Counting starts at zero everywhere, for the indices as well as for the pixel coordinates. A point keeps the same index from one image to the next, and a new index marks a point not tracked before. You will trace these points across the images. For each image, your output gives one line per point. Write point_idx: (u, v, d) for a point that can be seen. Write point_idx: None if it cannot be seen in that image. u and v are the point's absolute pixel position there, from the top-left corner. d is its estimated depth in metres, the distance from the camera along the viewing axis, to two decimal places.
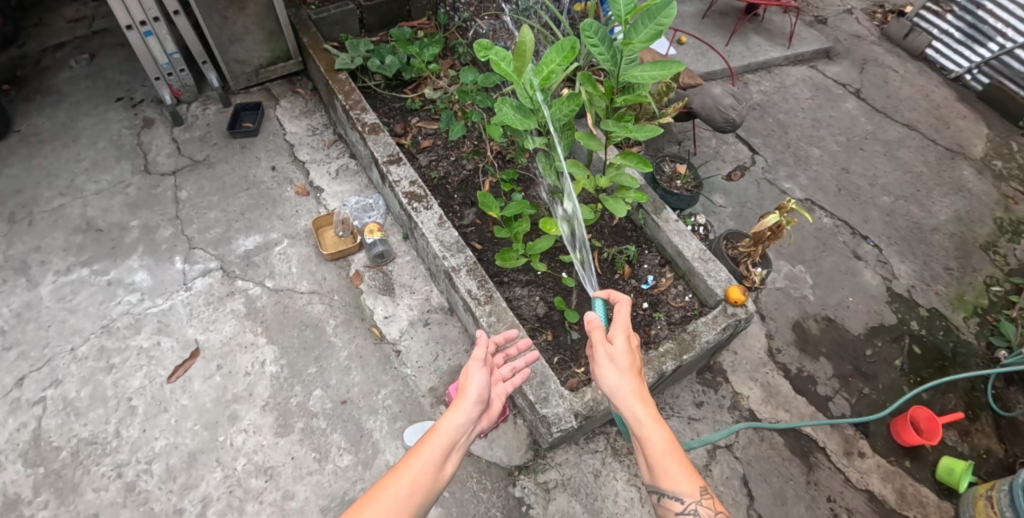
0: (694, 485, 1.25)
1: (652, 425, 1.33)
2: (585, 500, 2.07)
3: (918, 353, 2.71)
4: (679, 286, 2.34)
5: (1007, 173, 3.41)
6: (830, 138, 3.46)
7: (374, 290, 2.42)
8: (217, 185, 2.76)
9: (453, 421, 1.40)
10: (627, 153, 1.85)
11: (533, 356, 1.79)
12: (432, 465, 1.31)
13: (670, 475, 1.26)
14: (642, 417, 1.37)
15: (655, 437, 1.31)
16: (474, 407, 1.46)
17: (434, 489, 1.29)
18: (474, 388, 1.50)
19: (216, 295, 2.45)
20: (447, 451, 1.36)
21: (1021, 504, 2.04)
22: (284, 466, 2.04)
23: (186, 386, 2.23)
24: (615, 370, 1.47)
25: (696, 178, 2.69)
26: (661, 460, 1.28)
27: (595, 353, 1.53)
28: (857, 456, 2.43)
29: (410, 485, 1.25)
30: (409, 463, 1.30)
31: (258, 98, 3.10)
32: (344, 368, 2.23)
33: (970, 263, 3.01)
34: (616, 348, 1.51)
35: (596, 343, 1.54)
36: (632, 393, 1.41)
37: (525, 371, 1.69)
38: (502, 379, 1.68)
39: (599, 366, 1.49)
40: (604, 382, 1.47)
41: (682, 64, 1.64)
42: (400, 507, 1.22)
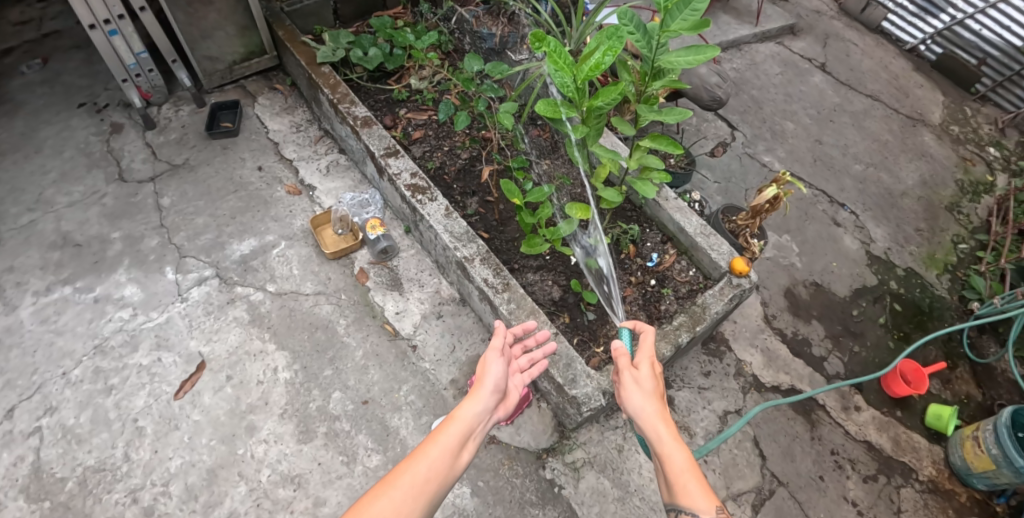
0: (711, 503, 1.26)
1: (671, 443, 1.39)
2: (612, 475, 2.14)
3: (898, 310, 2.89)
4: (683, 262, 2.39)
5: (963, 137, 3.65)
6: (802, 111, 3.60)
7: (382, 286, 2.36)
8: (201, 189, 2.63)
9: (470, 409, 1.44)
10: (656, 137, 1.92)
11: (549, 349, 1.82)
12: (449, 451, 1.33)
13: (686, 491, 1.29)
14: (663, 436, 1.43)
15: (675, 456, 1.36)
16: (490, 397, 1.50)
17: (450, 477, 1.31)
18: (491, 379, 1.55)
19: (215, 303, 2.36)
20: (464, 439, 1.39)
21: (1007, 442, 2.24)
22: (311, 473, 2.02)
23: (195, 401, 2.17)
24: (640, 393, 1.56)
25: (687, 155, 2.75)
26: (679, 476, 1.32)
27: (620, 376, 1.62)
28: (854, 410, 2.59)
29: (428, 470, 1.27)
30: (427, 449, 1.31)
31: (233, 96, 2.95)
32: (361, 368, 2.19)
33: (938, 224, 3.21)
34: (641, 374, 1.61)
35: (622, 368, 1.63)
36: (655, 415, 1.49)
37: (542, 362, 1.75)
38: (520, 372, 1.73)
39: (625, 388, 1.59)
40: (629, 404, 1.56)
41: (716, 49, 1.74)
42: (418, 492, 1.23)
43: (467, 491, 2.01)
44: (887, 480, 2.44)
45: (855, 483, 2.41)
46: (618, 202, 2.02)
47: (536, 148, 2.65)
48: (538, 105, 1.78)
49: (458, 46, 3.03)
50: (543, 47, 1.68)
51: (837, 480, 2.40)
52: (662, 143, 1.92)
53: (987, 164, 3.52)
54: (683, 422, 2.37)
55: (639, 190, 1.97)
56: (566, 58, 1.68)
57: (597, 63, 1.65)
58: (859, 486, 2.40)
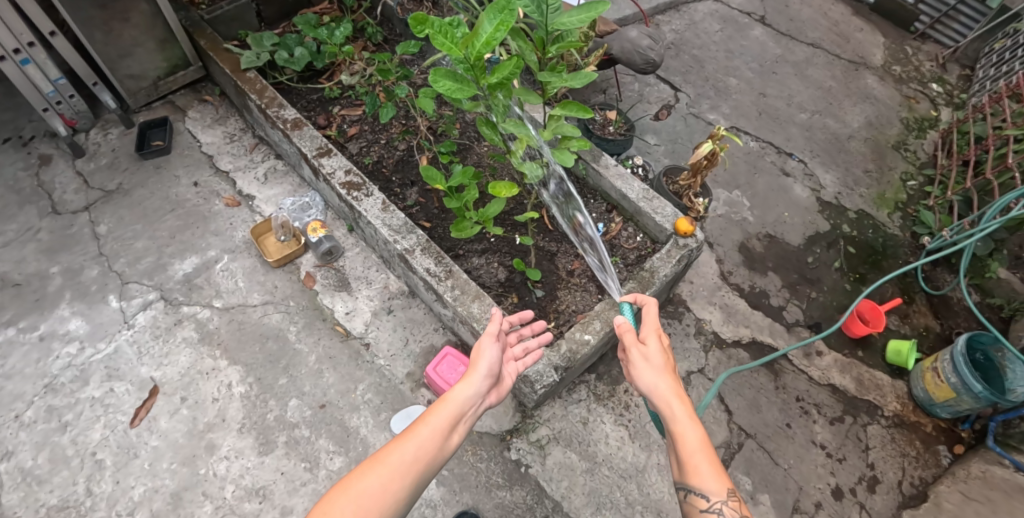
0: (722, 486, 1.31)
1: (685, 422, 1.42)
2: (579, 448, 2.14)
3: (853, 252, 2.93)
4: (629, 228, 2.40)
5: (905, 76, 3.66)
6: (744, 66, 3.59)
7: (329, 288, 2.33)
8: (137, 212, 2.56)
9: (463, 392, 1.45)
10: (566, 104, 1.89)
11: (545, 340, 1.83)
12: (438, 432, 1.35)
13: (698, 471, 1.33)
14: (678, 414, 1.45)
15: (688, 434, 1.39)
16: (485, 381, 1.52)
17: (439, 458, 1.32)
18: (485, 362, 1.56)
19: (162, 327, 2.31)
20: (454, 422, 1.40)
21: (964, 370, 2.29)
22: (275, 483, 2.01)
23: (153, 426, 2.14)
24: (652, 370, 1.57)
25: (627, 121, 2.72)
26: (690, 457, 1.36)
27: (631, 355, 1.63)
28: (816, 355, 2.62)
29: (415, 451, 1.28)
30: (417, 430, 1.33)
31: (161, 112, 2.88)
32: (316, 372, 2.16)
33: (886, 163, 3.24)
34: (653, 354, 1.62)
35: (631, 345, 1.65)
36: (670, 392, 1.51)
37: (536, 353, 1.77)
38: (514, 358, 1.75)
39: (637, 367, 1.60)
40: (641, 382, 1.57)
41: (606, 3, 1.68)
42: (405, 471, 1.25)
43: (433, 482, 2.00)
44: (853, 419, 2.48)
45: (822, 426, 2.44)
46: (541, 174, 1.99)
47: (474, 131, 2.61)
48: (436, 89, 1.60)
49: (390, 38, 2.97)
50: (427, 29, 1.48)
51: (804, 426, 2.43)
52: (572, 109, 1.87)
53: (931, 100, 3.54)
54: None
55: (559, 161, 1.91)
56: (455, 36, 1.51)
57: (490, 39, 1.49)
58: (826, 429, 2.43)
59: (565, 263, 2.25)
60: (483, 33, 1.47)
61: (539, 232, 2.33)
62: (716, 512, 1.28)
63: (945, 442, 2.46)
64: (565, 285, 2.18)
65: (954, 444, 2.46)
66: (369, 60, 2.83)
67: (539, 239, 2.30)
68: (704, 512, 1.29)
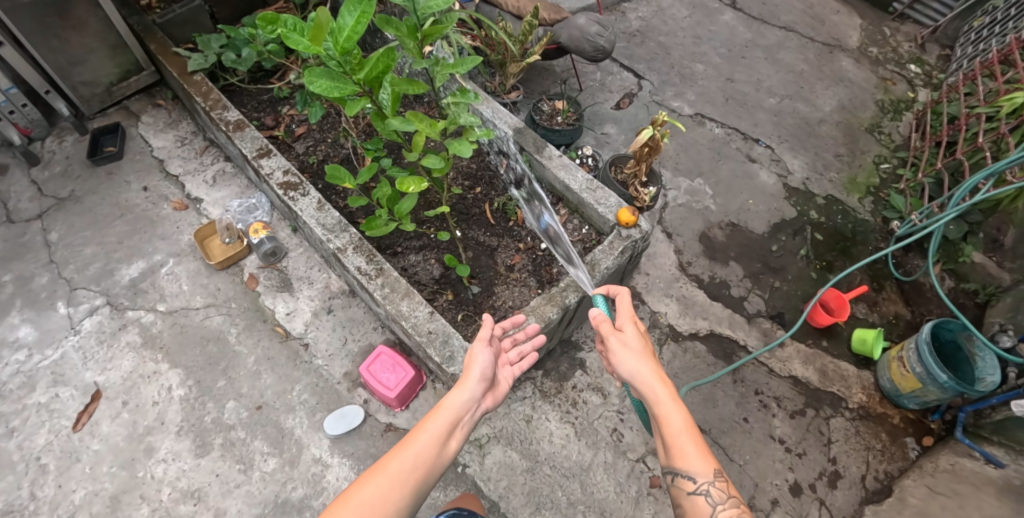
0: (709, 468, 1.36)
1: (670, 408, 1.44)
2: (520, 446, 2.11)
3: (820, 240, 2.84)
4: (575, 220, 2.34)
5: (882, 58, 3.54)
6: (712, 52, 3.50)
7: (272, 289, 2.32)
8: (87, 218, 2.57)
9: (459, 398, 1.47)
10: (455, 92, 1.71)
11: (539, 343, 1.81)
12: (435, 438, 1.39)
13: (685, 455, 1.38)
14: (662, 398, 1.47)
15: (673, 417, 1.42)
16: (479, 385, 1.53)
17: (437, 464, 1.37)
18: (478, 366, 1.56)
19: (108, 331, 2.31)
20: (452, 426, 1.44)
21: (929, 360, 2.18)
22: (210, 485, 2.00)
23: (94, 431, 2.14)
24: (633, 355, 1.57)
25: (576, 111, 2.70)
26: (676, 442, 1.40)
27: (611, 343, 1.62)
28: (778, 347, 2.53)
29: (413, 459, 1.33)
30: (415, 437, 1.38)
31: (116, 118, 2.90)
32: (254, 374, 2.14)
33: (859, 146, 3.13)
34: (631, 340, 1.61)
35: (608, 335, 1.64)
36: (652, 376, 1.52)
37: (530, 355, 1.73)
38: (508, 363, 1.74)
39: (618, 354, 1.59)
40: (624, 369, 1.57)
41: None
42: (403, 479, 1.30)
43: None
44: (815, 412, 2.38)
45: (782, 420, 2.35)
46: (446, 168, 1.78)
47: None
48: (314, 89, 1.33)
49: None
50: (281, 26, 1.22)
51: (763, 420, 2.34)
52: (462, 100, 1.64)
53: (908, 81, 3.41)
54: (596, 383, 2.30)
55: (455, 153, 1.68)
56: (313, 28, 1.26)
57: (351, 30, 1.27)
58: (785, 423, 2.34)
59: (505, 257, 2.20)
60: (349, 27, 1.28)
61: (480, 227, 2.29)
62: (704, 495, 1.34)
63: (914, 434, 2.36)
64: (503, 280, 2.14)
65: (923, 436, 2.36)
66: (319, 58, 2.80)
67: (481, 234, 2.26)
68: (692, 495, 1.36)
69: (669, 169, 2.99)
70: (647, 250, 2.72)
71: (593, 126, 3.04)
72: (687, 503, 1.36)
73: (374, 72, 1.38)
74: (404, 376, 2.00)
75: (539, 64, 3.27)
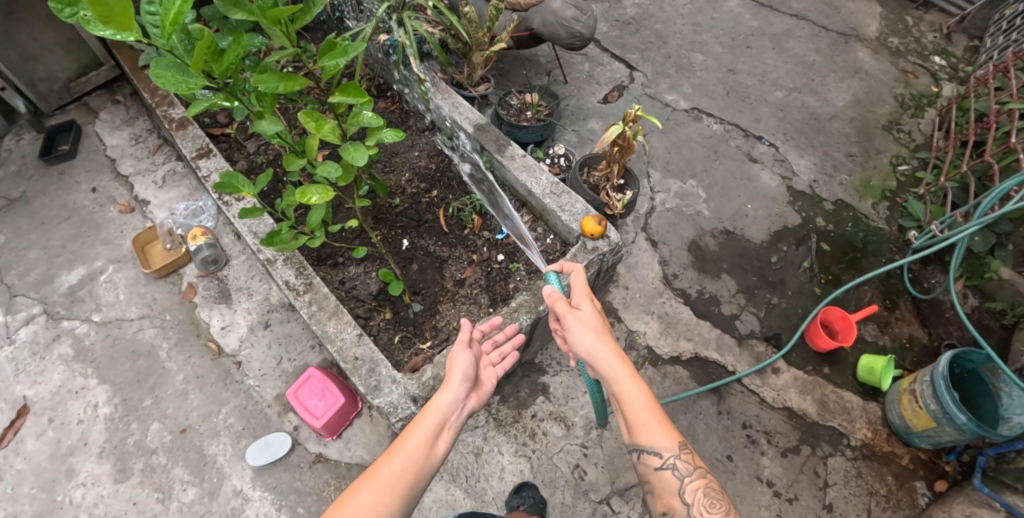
0: (673, 440, 1.29)
1: (630, 386, 1.34)
2: (465, 483, 1.91)
3: (826, 250, 2.53)
4: (539, 228, 2.08)
5: (903, 49, 3.19)
6: (713, 41, 3.21)
7: (209, 300, 2.14)
8: (34, 221, 2.35)
9: (443, 400, 1.36)
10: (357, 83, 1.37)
11: (519, 341, 1.65)
12: (424, 442, 1.29)
13: (647, 431, 1.31)
14: (618, 375, 1.36)
15: (633, 394, 1.33)
16: (463, 386, 1.41)
17: (428, 468, 1.27)
18: (460, 368, 1.44)
19: (41, 342, 2.11)
20: (439, 429, 1.33)
21: (945, 395, 1.86)
22: (127, 514, 1.83)
23: (18, 448, 1.95)
24: (589, 333, 1.44)
25: (548, 105, 2.48)
26: (637, 418, 1.32)
27: (565, 320, 1.48)
28: (771, 373, 2.23)
29: (405, 463, 1.24)
30: (402, 441, 1.27)
31: (75, 115, 2.66)
32: (181, 393, 1.99)
33: (873, 146, 2.83)
34: (584, 314, 1.48)
35: (563, 313, 1.49)
36: (610, 354, 1.40)
37: (515, 355, 1.60)
38: (490, 365, 1.58)
39: (571, 331, 1.46)
40: (579, 347, 1.44)
41: None
42: (395, 484, 1.20)
43: None
44: (811, 450, 2.08)
45: (771, 459, 2.06)
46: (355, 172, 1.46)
47: None
48: (161, 85, 1.07)
49: (310, 24, 2.68)
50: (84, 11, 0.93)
51: (749, 458, 2.06)
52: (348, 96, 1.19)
53: (932, 74, 3.06)
54: (559, 411, 2.06)
55: (348, 161, 1.23)
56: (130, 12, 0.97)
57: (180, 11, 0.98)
58: (776, 462, 2.06)
59: (455, 271, 1.99)
60: (175, 6, 0.99)
61: (432, 235, 2.07)
62: (672, 470, 1.28)
63: (925, 477, 2.05)
64: (450, 297, 1.93)
65: (935, 480, 2.05)
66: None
67: (431, 243, 2.05)
68: (659, 470, 1.29)
69: (658, 169, 2.71)
70: (628, 260, 2.45)
71: (575, 121, 2.79)
72: (655, 480, 1.29)
73: (227, 63, 1.09)
74: (334, 403, 1.83)
75: (521, 55, 3.03)
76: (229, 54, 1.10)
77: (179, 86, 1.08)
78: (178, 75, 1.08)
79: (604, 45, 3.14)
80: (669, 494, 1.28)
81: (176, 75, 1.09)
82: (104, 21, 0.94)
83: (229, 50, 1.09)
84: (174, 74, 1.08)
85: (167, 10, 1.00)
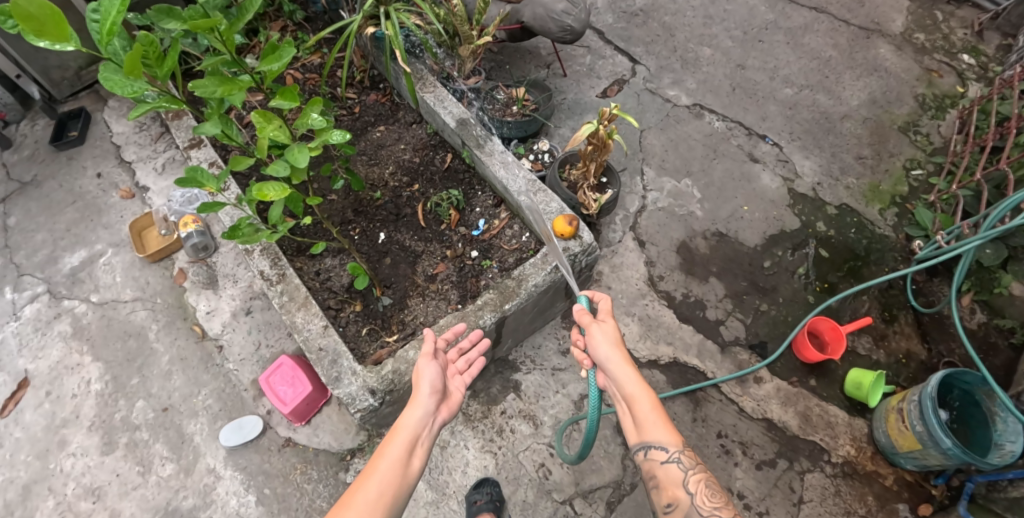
0: (675, 437, 1.32)
1: (639, 389, 1.37)
2: (428, 475, 1.95)
3: (825, 257, 2.42)
4: (515, 226, 2.07)
5: (929, 46, 3.00)
6: (723, 35, 3.09)
7: (197, 285, 2.24)
8: (43, 204, 2.48)
9: (412, 416, 1.36)
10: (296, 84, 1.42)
11: (484, 346, 1.66)
12: (397, 462, 1.27)
13: (652, 429, 1.33)
14: (627, 378, 1.39)
15: (641, 396, 1.36)
16: (431, 399, 1.42)
17: (405, 486, 1.26)
18: (427, 380, 1.45)
19: (43, 319, 2.21)
20: (411, 446, 1.32)
21: (932, 420, 1.76)
22: (110, 484, 1.91)
23: (17, 418, 2.03)
24: (605, 342, 1.46)
25: (535, 100, 2.52)
26: (642, 415, 1.35)
27: (588, 329, 1.51)
28: (753, 383, 2.16)
29: (379, 488, 1.22)
30: (376, 465, 1.26)
31: (85, 103, 2.76)
32: (165, 374, 2.08)
33: (886, 148, 2.68)
34: (606, 324, 1.51)
35: (587, 325, 1.51)
36: (621, 360, 1.42)
37: (481, 362, 1.60)
38: (457, 373, 1.60)
39: (592, 338, 1.49)
40: (597, 354, 1.47)
41: None
42: (372, 511, 1.18)
43: (253, 499, 1.87)
44: (788, 464, 2.02)
45: (744, 471, 2.01)
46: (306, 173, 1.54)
47: (371, 116, 2.40)
48: (110, 89, 1.15)
49: (309, 15, 2.71)
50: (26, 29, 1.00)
51: (720, 468, 2.02)
52: (286, 97, 1.33)
53: (958, 73, 2.89)
54: (529, 410, 2.06)
55: (292, 161, 1.33)
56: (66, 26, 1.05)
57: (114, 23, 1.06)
58: (749, 475, 2.00)
59: (428, 266, 2.02)
60: (110, 17, 1.06)
61: (409, 229, 2.11)
62: (676, 463, 1.29)
63: (909, 500, 1.96)
64: (420, 292, 1.97)
65: (920, 504, 1.96)
66: (281, 33, 2.59)
67: (408, 238, 2.09)
68: (665, 465, 1.30)
69: (653, 167, 2.64)
70: (613, 260, 2.40)
71: (571, 116, 2.73)
72: (661, 474, 1.30)
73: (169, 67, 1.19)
74: (302, 391, 1.90)
75: (522, 46, 2.99)
76: (169, 59, 1.20)
77: (126, 89, 1.17)
78: (124, 78, 1.17)
79: (608, 37, 3.05)
80: (672, 486, 1.28)
81: (123, 78, 1.18)
82: (39, 35, 1.01)
83: (169, 54, 1.19)
84: (121, 77, 1.16)
85: (103, 21, 1.06)
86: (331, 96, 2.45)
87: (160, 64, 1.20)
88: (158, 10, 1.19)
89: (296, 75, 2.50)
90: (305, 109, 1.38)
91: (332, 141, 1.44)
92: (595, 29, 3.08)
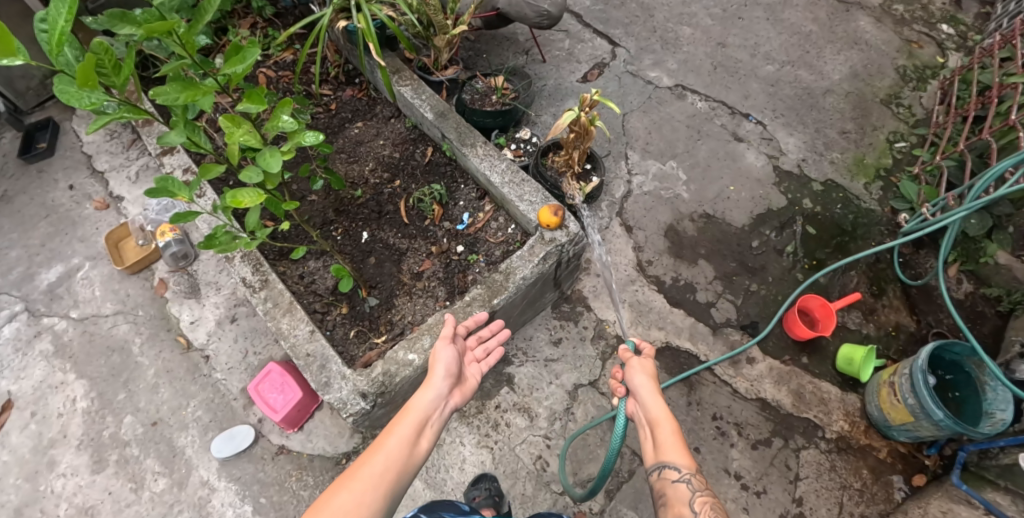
0: (690, 460, 1.28)
1: (664, 413, 1.37)
2: (426, 474, 1.94)
3: (812, 234, 2.42)
4: (500, 219, 2.05)
5: (908, 17, 2.98)
6: (702, 13, 3.05)
7: (179, 295, 2.20)
8: (15, 220, 2.41)
9: (426, 397, 1.35)
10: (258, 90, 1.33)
11: (504, 337, 1.67)
12: (405, 440, 1.25)
13: (667, 451, 1.31)
14: (656, 405, 1.39)
15: (665, 424, 1.35)
16: (445, 382, 1.41)
17: (411, 465, 1.23)
18: (442, 364, 1.45)
19: (23, 339, 2.16)
20: (420, 427, 1.30)
21: (931, 406, 1.75)
22: (102, 503, 1.87)
23: (3, 442, 1.99)
24: (644, 373, 1.48)
25: (515, 89, 2.46)
26: (662, 437, 1.34)
27: (628, 361, 1.54)
28: (746, 364, 2.17)
29: (386, 461, 1.19)
30: (384, 441, 1.23)
31: (52, 112, 2.68)
32: (152, 387, 2.05)
33: (870, 121, 2.67)
34: (646, 359, 1.54)
35: (630, 358, 1.54)
36: (654, 392, 1.42)
37: (499, 352, 1.61)
38: (474, 361, 1.59)
39: (630, 367, 1.51)
40: (630, 381, 1.48)
41: None
42: (376, 484, 1.14)
43: (249, 510, 1.85)
44: (783, 443, 2.03)
45: (741, 451, 2.02)
46: (280, 180, 1.48)
47: (348, 111, 2.35)
48: (65, 101, 1.11)
49: (279, 10, 2.63)
50: None
51: (717, 450, 2.02)
52: (252, 100, 1.29)
53: (938, 43, 2.88)
54: (524, 402, 2.05)
55: (264, 167, 1.30)
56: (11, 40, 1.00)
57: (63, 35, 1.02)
58: (745, 455, 2.01)
59: (413, 263, 1.99)
60: (59, 27, 1.01)
61: (393, 226, 2.07)
62: (685, 483, 1.23)
63: (903, 471, 1.98)
64: (407, 290, 1.94)
65: (914, 474, 1.98)
66: (251, 30, 2.52)
67: (392, 235, 2.06)
68: (676, 484, 1.24)
69: (637, 150, 2.61)
70: (600, 247, 2.38)
71: (552, 103, 2.69)
72: (670, 492, 1.24)
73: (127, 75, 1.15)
74: (292, 397, 1.88)
75: (499, 33, 2.93)
76: (126, 67, 1.15)
77: (84, 101, 1.12)
78: (80, 90, 1.12)
79: (586, 20, 3.00)
80: (678, 504, 1.20)
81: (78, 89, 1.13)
82: None
83: (126, 63, 1.14)
84: (77, 89, 1.11)
85: (51, 31, 1.02)
86: (306, 93, 2.39)
87: (116, 75, 1.15)
88: (110, 17, 1.13)
89: (269, 73, 2.44)
90: (274, 111, 1.33)
91: (305, 144, 1.40)
92: (573, 13, 3.03)
